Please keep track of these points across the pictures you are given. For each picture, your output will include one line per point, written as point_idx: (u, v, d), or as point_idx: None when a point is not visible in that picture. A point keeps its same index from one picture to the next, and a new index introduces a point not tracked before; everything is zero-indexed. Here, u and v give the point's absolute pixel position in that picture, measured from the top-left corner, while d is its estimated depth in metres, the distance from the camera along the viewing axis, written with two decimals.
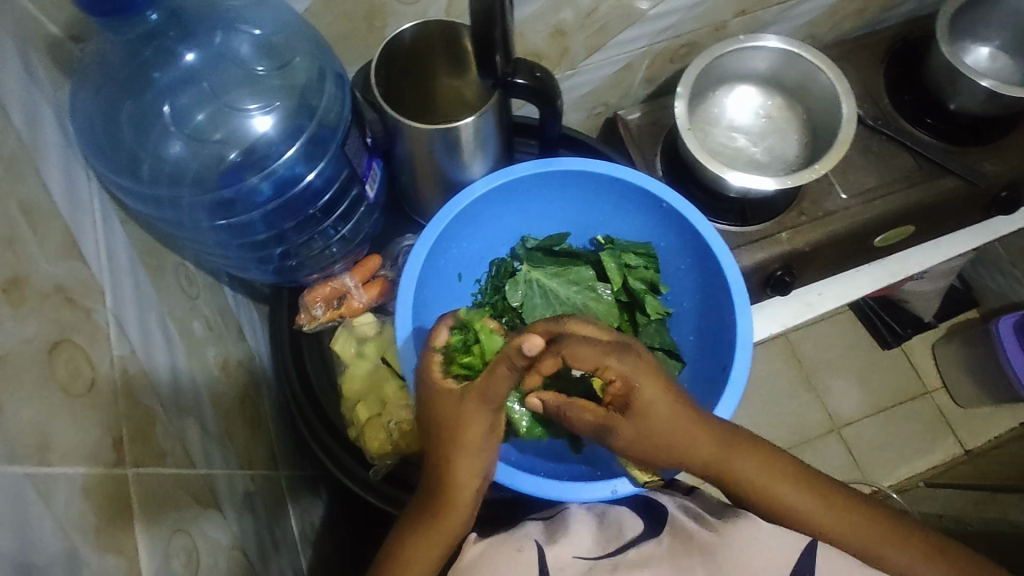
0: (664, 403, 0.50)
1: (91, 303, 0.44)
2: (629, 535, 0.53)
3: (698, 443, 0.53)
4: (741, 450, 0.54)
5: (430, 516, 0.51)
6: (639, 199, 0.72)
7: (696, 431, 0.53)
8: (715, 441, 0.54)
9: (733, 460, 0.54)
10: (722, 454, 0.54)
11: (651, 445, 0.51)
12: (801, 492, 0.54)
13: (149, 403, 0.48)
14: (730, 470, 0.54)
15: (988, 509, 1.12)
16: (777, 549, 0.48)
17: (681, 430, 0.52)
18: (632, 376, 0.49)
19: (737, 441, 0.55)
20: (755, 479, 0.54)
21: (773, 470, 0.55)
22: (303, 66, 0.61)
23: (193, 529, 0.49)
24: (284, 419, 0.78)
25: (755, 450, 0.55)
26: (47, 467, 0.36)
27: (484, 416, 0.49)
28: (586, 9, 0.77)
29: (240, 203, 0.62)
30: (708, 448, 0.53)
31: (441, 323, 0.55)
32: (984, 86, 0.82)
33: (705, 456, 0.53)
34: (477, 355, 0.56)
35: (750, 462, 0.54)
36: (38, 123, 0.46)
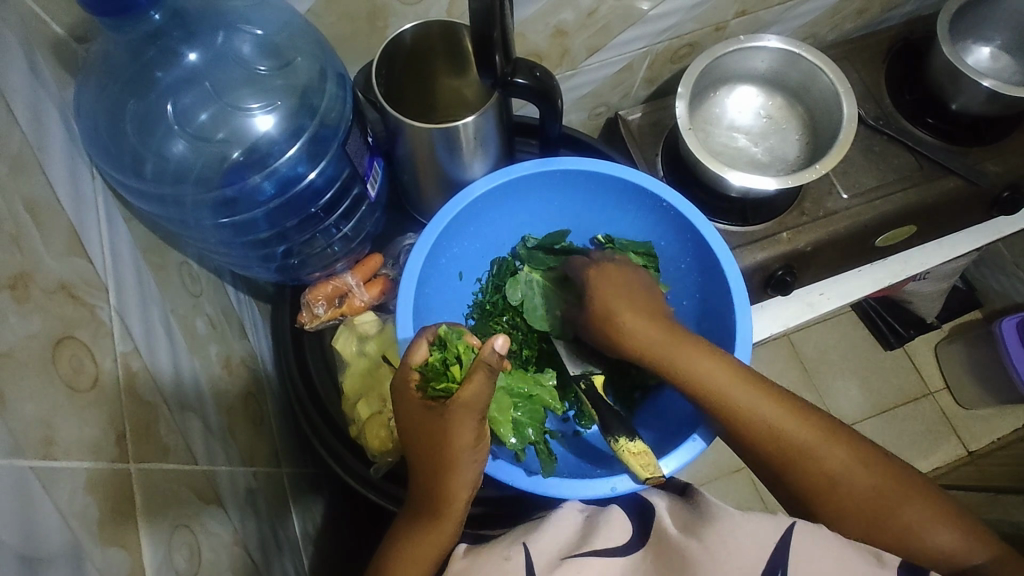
0: (619, 292, 0.61)
1: (95, 300, 0.45)
2: (615, 540, 0.51)
3: (639, 332, 0.59)
4: (688, 343, 0.57)
5: (424, 525, 0.53)
6: (640, 199, 0.73)
7: (639, 320, 0.59)
8: (659, 333, 0.59)
9: (678, 352, 0.57)
10: (666, 347, 0.58)
11: (603, 330, 0.61)
12: (746, 391, 0.55)
13: (152, 399, 0.48)
14: (674, 364, 0.57)
15: (991, 509, 1.12)
16: (764, 535, 0.47)
17: (623, 316, 0.60)
18: (600, 275, 0.64)
19: (682, 337, 0.58)
20: (698, 373, 0.56)
21: (720, 369, 0.56)
22: (305, 66, 0.61)
23: (195, 525, 0.49)
24: (287, 418, 0.79)
25: (705, 347, 0.57)
26: (52, 461, 0.37)
27: (470, 426, 0.49)
28: (586, 10, 0.77)
29: (242, 202, 0.62)
30: (650, 336, 0.58)
31: (418, 339, 0.54)
32: (985, 86, 0.82)
33: (646, 341, 0.58)
34: (453, 378, 0.51)
35: (695, 355, 0.56)
36: (44, 122, 0.47)
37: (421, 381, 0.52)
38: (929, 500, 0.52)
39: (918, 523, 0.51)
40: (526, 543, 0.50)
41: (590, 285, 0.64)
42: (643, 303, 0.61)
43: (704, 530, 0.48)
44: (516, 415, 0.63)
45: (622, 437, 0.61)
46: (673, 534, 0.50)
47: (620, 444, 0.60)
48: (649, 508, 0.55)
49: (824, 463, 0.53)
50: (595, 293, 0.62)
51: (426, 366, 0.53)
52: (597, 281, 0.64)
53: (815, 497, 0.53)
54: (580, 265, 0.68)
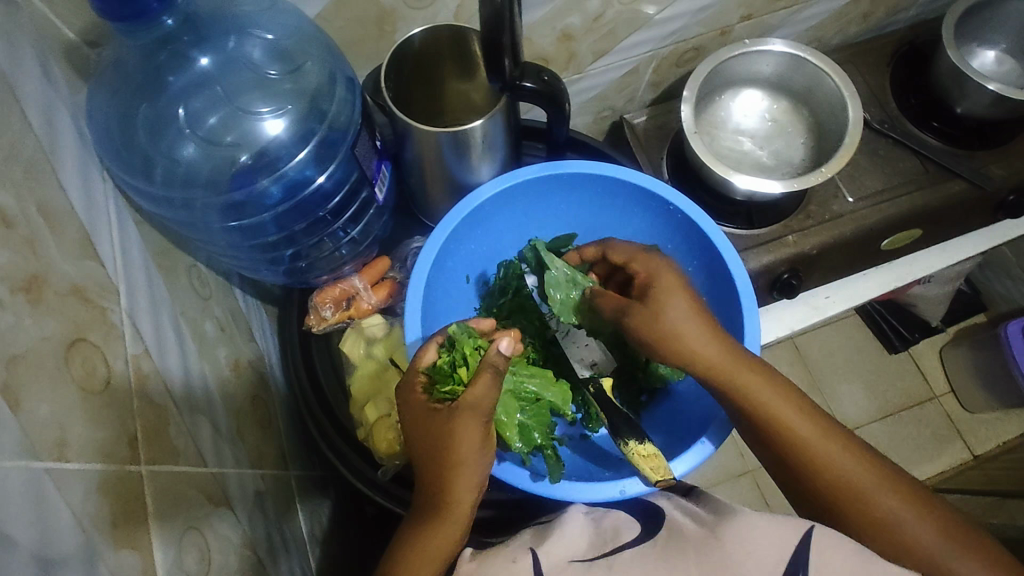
0: (681, 295, 0.58)
1: (106, 302, 0.45)
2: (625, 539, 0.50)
3: (701, 345, 0.56)
4: (747, 362, 0.56)
5: (426, 526, 0.51)
6: (647, 203, 0.73)
7: (703, 330, 0.57)
8: (720, 348, 0.56)
9: (735, 369, 0.56)
10: (726, 362, 0.56)
11: (660, 336, 0.57)
12: (800, 417, 0.55)
13: (163, 401, 0.48)
14: (732, 381, 0.56)
15: (998, 514, 1.12)
16: (779, 535, 0.45)
17: (686, 324, 0.57)
18: (660, 270, 0.60)
19: (741, 356, 0.56)
20: (754, 393, 0.55)
21: (751, 375, 0.56)
22: (314, 70, 0.61)
23: (205, 527, 0.50)
24: (293, 420, 0.79)
25: (762, 369, 0.56)
26: (65, 463, 0.37)
27: (476, 427, 0.51)
28: (593, 14, 0.78)
29: (251, 205, 0.63)
30: (711, 350, 0.56)
31: (428, 344, 0.59)
32: (991, 89, 0.82)
33: (707, 356, 0.56)
34: (459, 380, 0.56)
35: (727, 360, 0.56)
36: (56, 126, 0.47)
37: (427, 382, 0.56)
38: (990, 555, 0.50)
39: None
40: (534, 548, 0.48)
41: (649, 281, 0.59)
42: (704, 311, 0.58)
43: (721, 526, 0.47)
44: (522, 418, 0.63)
45: (631, 440, 0.62)
46: (686, 526, 0.49)
47: (631, 446, 0.61)
48: (656, 512, 0.55)
49: (877, 499, 0.52)
50: (656, 294, 0.58)
51: (434, 367, 0.57)
52: (657, 275, 0.60)
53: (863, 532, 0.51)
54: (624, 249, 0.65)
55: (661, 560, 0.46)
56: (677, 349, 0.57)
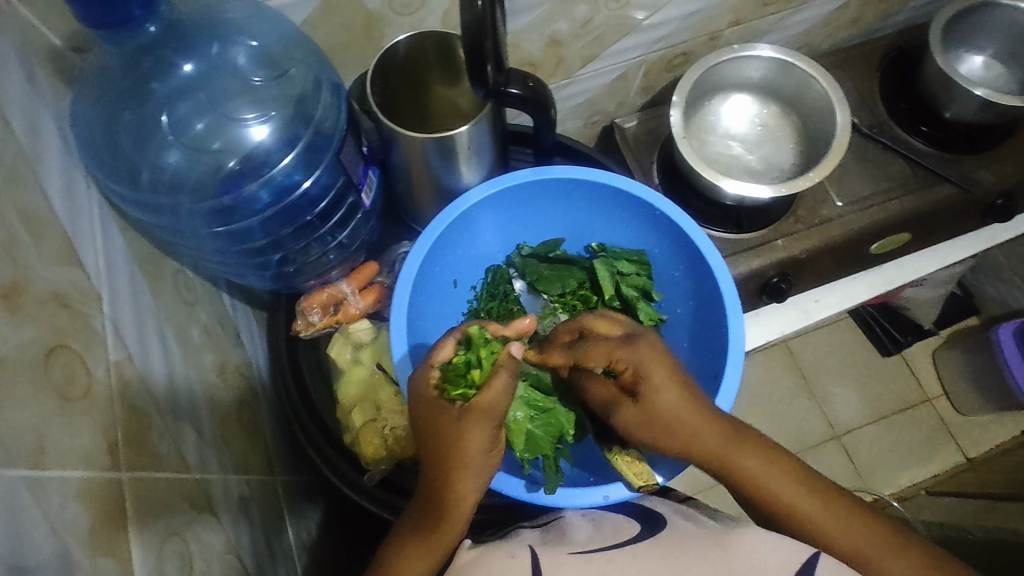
0: (674, 387, 0.53)
1: (88, 309, 0.45)
2: (623, 537, 0.51)
3: (700, 436, 0.54)
4: (745, 441, 0.55)
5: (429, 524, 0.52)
6: (633, 207, 0.73)
7: (704, 421, 0.54)
8: (720, 434, 0.54)
9: (734, 452, 0.54)
10: (723, 448, 0.54)
11: (657, 432, 0.54)
12: (802, 491, 0.54)
13: (144, 408, 0.48)
14: (733, 464, 0.54)
15: (988, 517, 1.12)
16: (787, 550, 0.46)
17: (685, 419, 0.53)
18: (646, 357, 0.53)
19: (739, 437, 0.55)
20: (754, 472, 0.54)
21: (742, 447, 0.55)
22: (298, 76, 0.61)
23: (186, 534, 0.49)
24: (281, 425, 0.79)
25: (759, 445, 0.55)
26: (42, 470, 0.37)
27: (483, 433, 0.51)
28: (582, 19, 0.78)
29: (239, 211, 0.63)
30: (713, 439, 0.54)
31: (446, 338, 0.56)
32: (978, 95, 0.83)
33: (707, 446, 0.54)
34: (471, 381, 0.53)
35: (716, 437, 0.54)
36: (40, 133, 0.47)
37: (440, 379, 0.54)
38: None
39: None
40: (534, 546, 0.48)
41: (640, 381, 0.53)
42: (698, 399, 0.54)
43: (729, 537, 0.48)
44: (531, 427, 0.64)
45: (616, 447, 0.62)
46: (676, 537, 0.50)
47: (615, 453, 0.61)
48: (643, 516, 0.55)
49: (885, 567, 0.52)
50: (647, 392, 0.53)
51: (448, 365, 0.55)
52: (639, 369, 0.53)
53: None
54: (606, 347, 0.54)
55: (645, 568, 0.46)
56: (665, 441, 0.54)
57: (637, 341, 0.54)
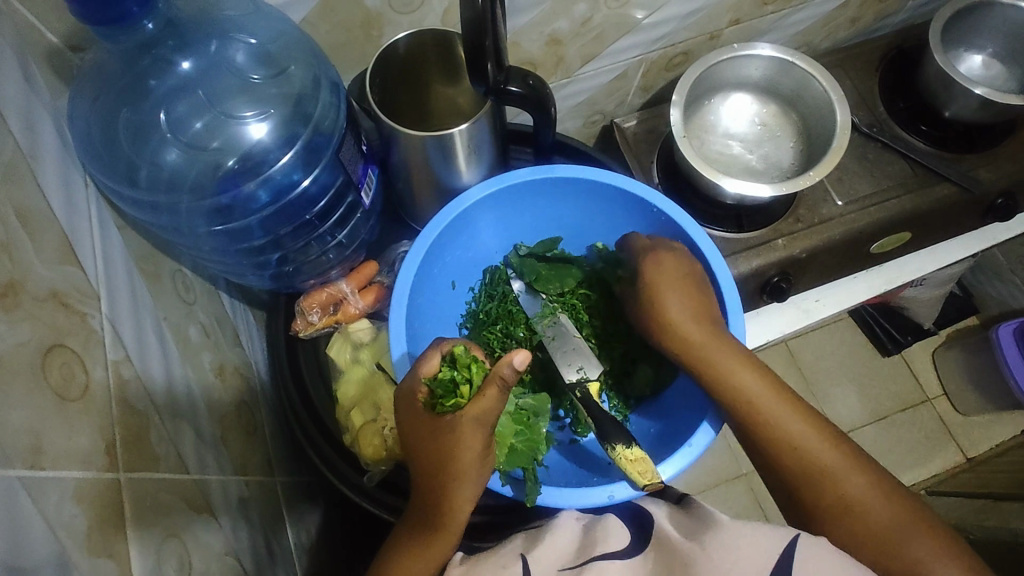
0: (679, 285, 0.62)
1: (86, 308, 0.45)
2: (612, 543, 0.50)
3: (688, 329, 0.60)
4: (728, 346, 0.59)
5: (429, 529, 0.52)
6: (632, 205, 0.73)
7: (689, 320, 0.61)
8: (705, 335, 0.60)
9: (718, 354, 0.59)
10: (709, 348, 0.59)
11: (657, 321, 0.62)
12: (778, 406, 0.58)
13: (143, 408, 0.48)
14: (714, 365, 0.59)
15: (989, 516, 1.12)
16: (764, 545, 0.45)
17: (676, 312, 0.61)
18: (661, 260, 0.63)
19: (727, 345, 0.59)
20: (735, 379, 0.58)
21: (725, 351, 0.59)
22: (298, 73, 0.61)
23: (185, 535, 0.49)
24: (280, 425, 0.79)
25: (747, 359, 0.59)
26: (39, 470, 0.37)
27: (480, 440, 0.51)
28: (581, 18, 0.78)
29: (237, 209, 0.62)
30: (698, 337, 0.60)
31: (431, 352, 0.55)
32: (977, 93, 0.83)
33: (693, 342, 0.60)
34: (462, 395, 0.52)
35: (701, 334, 0.60)
36: (37, 132, 0.47)
37: (429, 395, 0.53)
38: (943, 539, 0.53)
39: (926, 558, 0.51)
40: (525, 555, 0.49)
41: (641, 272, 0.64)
42: (695, 298, 0.62)
43: (704, 536, 0.47)
44: (514, 442, 0.60)
45: (618, 445, 0.60)
46: (675, 538, 0.49)
47: (617, 451, 0.60)
48: (647, 515, 0.54)
49: (845, 489, 0.55)
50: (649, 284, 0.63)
51: (436, 380, 0.53)
52: (648, 266, 0.64)
53: (827, 516, 0.54)
54: (638, 248, 0.66)
55: None
56: (659, 329, 0.62)
57: (656, 250, 0.64)
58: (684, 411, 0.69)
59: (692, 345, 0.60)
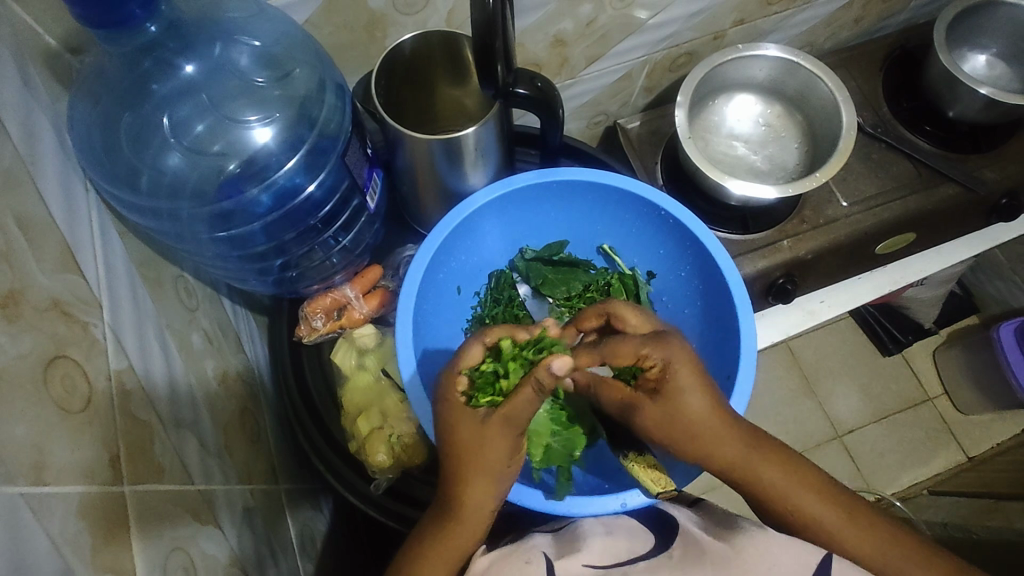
0: (699, 390, 0.52)
1: (88, 317, 0.44)
2: (639, 546, 0.50)
3: (716, 445, 0.53)
4: (769, 455, 0.53)
5: (443, 522, 0.50)
6: (637, 208, 0.72)
7: (721, 432, 0.52)
8: (737, 448, 0.53)
9: (760, 468, 0.53)
10: (748, 464, 0.53)
11: (682, 436, 0.52)
12: (853, 528, 0.52)
13: (146, 418, 0.47)
14: (754, 474, 0.53)
15: (994, 518, 1.11)
16: (798, 551, 0.46)
17: (700, 426, 0.52)
18: (676, 353, 0.52)
19: (761, 453, 0.53)
20: (791, 496, 0.53)
21: (765, 460, 0.53)
22: (302, 77, 0.60)
23: (190, 547, 0.48)
24: (283, 430, 0.77)
25: (785, 459, 0.54)
26: (42, 486, 0.36)
27: (507, 442, 0.49)
28: (586, 19, 0.77)
29: (239, 214, 0.61)
30: (731, 449, 0.53)
31: (473, 342, 0.55)
32: (983, 93, 0.82)
33: (725, 456, 0.53)
34: (500, 390, 0.52)
35: (732, 449, 0.53)
36: (37, 137, 0.46)
37: (467, 386, 0.53)
38: None
39: None
40: (547, 555, 0.49)
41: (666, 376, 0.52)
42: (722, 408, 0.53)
43: (738, 538, 0.47)
44: (550, 442, 0.61)
45: (631, 454, 0.60)
46: (693, 544, 0.48)
47: (631, 459, 0.59)
48: (661, 523, 0.53)
49: None
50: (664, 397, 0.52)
51: (476, 371, 0.54)
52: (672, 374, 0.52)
53: None
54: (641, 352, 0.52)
55: None
56: (685, 447, 0.53)
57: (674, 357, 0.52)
58: None
59: (723, 459, 0.53)
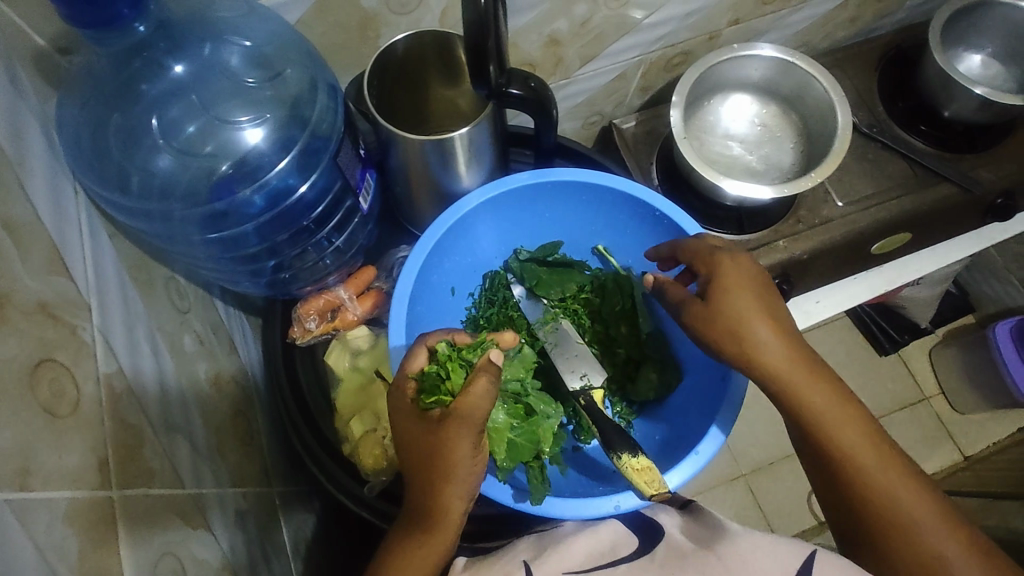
0: (746, 294, 0.57)
1: (77, 320, 0.43)
2: (619, 551, 0.51)
3: (768, 345, 0.56)
4: (813, 373, 0.56)
5: (417, 529, 0.52)
6: (631, 208, 0.72)
7: (770, 337, 0.56)
8: (785, 356, 0.56)
9: (801, 381, 0.55)
10: (795, 375, 0.56)
11: (727, 335, 0.57)
12: (879, 464, 0.54)
13: (137, 421, 0.47)
14: (795, 389, 0.55)
15: (991, 516, 1.09)
16: (778, 557, 0.47)
17: (753, 320, 0.56)
18: (724, 263, 0.59)
19: (807, 367, 0.56)
20: (824, 417, 0.55)
21: (812, 377, 0.56)
22: (294, 77, 0.60)
23: (181, 551, 0.48)
24: (277, 432, 0.77)
25: (827, 381, 0.56)
26: (28, 492, 0.35)
27: (469, 440, 0.50)
28: (580, 19, 0.77)
29: (232, 215, 0.61)
30: (778, 356, 0.56)
31: (416, 348, 0.54)
32: (978, 93, 0.82)
33: (772, 363, 0.56)
34: (447, 390, 0.51)
35: (779, 354, 0.56)
36: (25, 138, 0.45)
37: (417, 391, 0.52)
38: None
39: None
40: (529, 563, 0.49)
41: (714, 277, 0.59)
42: (778, 314, 0.57)
43: (720, 546, 0.49)
44: (511, 436, 0.60)
45: (624, 454, 0.59)
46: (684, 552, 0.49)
47: (623, 460, 0.59)
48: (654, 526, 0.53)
49: (930, 535, 0.52)
50: (720, 290, 0.58)
51: (422, 375, 0.53)
52: (724, 275, 0.58)
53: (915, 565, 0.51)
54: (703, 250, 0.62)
55: None
56: (734, 348, 0.57)
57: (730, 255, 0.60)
58: (693, 412, 0.68)
59: (769, 366, 0.56)
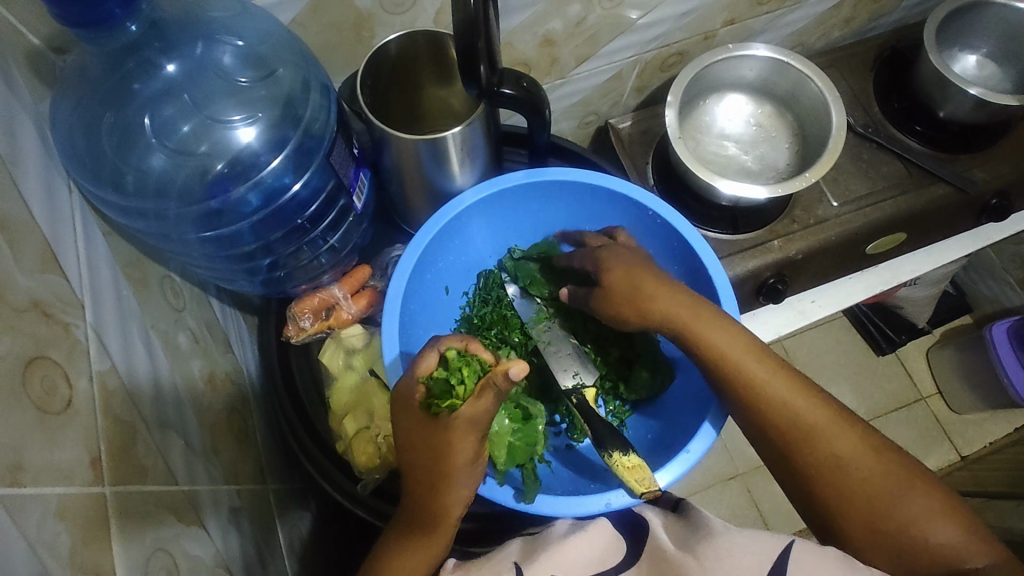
0: (629, 262, 0.61)
1: (70, 318, 0.43)
2: (608, 563, 0.51)
3: (662, 296, 0.59)
4: (708, 315, 0.58)
5: (415, 533, 0.53)
6: (622, 209, 0.72)
7: (662, 292, 0.59)
8: (679, 305, 0.59)
9: (698, 323, 0.58)
10: (690, 317, 0.58)
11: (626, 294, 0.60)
12: (780, 385, 0.56)
13: (130, 419, 0.47)
14: (693, 331, 0.58)
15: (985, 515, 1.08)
16: (759, 551, 0.48)
17: (643, 282, 0.60)
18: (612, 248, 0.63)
19: (701, 308, 0.58)
20: (725, 352, 0.57)
21: (707, 319, 0.58)
22: (287, 75, 0.60)
23: (173, 548, 0.48)
24: (272, 431, 0.78)
25: (723, 319, 0.58)
26: (19, 488, 0.36)
27: (470, 442, 0.50)
28: (575, 19, 0.77)
29: (227, 213, 0.61)
30: (672, 304, 0.59)
31: (428, 350, 0.50)
32: (973, 94, 0.82)
33: (668, 310, 0.59)
34: (459, 397, 0.48)
35: (673, 304, 0.59)
36: (19, 136, 0.45)
37: (425, 395, 0.49)
38: (935, 494, 0.53)
39: (920, 516, 0.52)
40: (519, 564, 0.49)
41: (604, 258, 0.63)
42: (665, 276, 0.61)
43: (700, 546, 0.49)
44: (512, 440, 0.60)
45: (616, 451, 0.60)
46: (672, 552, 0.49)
47: (615, 458, 0.60)
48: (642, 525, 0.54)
49: (832, 443, 0.54)
50: (607, 267, 0.62)
51: (432, 378, 0.49)
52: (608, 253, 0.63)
53: (819, 475, 0.54)
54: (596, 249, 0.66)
55: None
56: (633, 305, 0.60)
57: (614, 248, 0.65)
58: (683, 414, 0.68)
59: (668, 314, 0.59)
